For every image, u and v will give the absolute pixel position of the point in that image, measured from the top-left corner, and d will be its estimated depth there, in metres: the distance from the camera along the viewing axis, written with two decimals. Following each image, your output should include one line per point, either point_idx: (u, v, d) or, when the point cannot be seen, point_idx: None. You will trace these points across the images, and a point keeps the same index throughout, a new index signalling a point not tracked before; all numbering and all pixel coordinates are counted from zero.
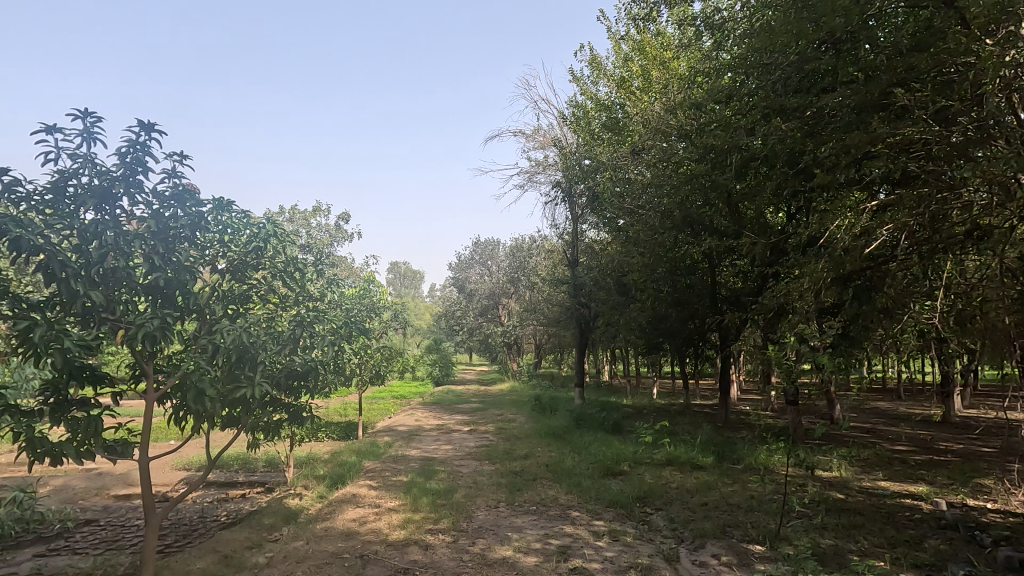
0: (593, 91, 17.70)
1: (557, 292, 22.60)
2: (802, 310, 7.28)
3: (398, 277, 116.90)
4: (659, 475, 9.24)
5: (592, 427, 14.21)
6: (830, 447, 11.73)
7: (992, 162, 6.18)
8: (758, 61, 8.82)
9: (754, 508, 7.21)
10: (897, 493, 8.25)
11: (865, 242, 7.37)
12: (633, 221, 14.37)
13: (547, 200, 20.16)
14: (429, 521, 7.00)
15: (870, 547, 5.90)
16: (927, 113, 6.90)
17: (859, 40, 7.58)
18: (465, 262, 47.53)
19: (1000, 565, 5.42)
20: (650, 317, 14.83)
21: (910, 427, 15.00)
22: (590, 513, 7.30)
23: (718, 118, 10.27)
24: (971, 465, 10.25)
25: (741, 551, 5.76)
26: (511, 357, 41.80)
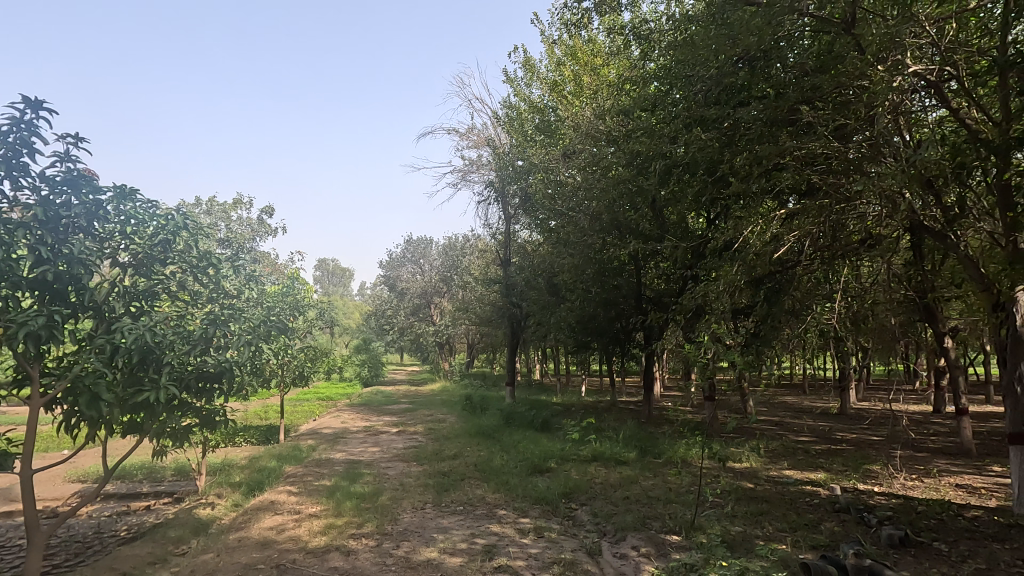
0: (526, 93, 17.90)
1: (489, 292, 22.65)
2: (718, 311, 7.70)
3: (326, 274, 112.79)
4: (585, 471, 9.48)
5: (521, 426, 14.35)
6: (743, 439, 12.50)
7: (883, 177, 6.85)
8: (681, 73, 9.21)
9: (672, 500, 7.53)
10: (799, 481, 8.92)
11: (774, 248, 7.95)
12: (563, 222, 14.72)
13: (480, 199, 20.14)
14: (353, 526, 6.81)
15: (774, 532, 6.34)
16: (828, 130, 7.53)
17: (771, 59, 8.12)
18: (396, 260, 46.80)
19: (883, 543, 5.98)
20: (579, 317, 15.18)
21: (813, 419, 16.29)
22: (517, 510, 7.36)
23: (644, 125, 10.65)
24: (861, 453, 11.27)
25: (659, 541, 6.00)
26: (443, 357, 41.46)
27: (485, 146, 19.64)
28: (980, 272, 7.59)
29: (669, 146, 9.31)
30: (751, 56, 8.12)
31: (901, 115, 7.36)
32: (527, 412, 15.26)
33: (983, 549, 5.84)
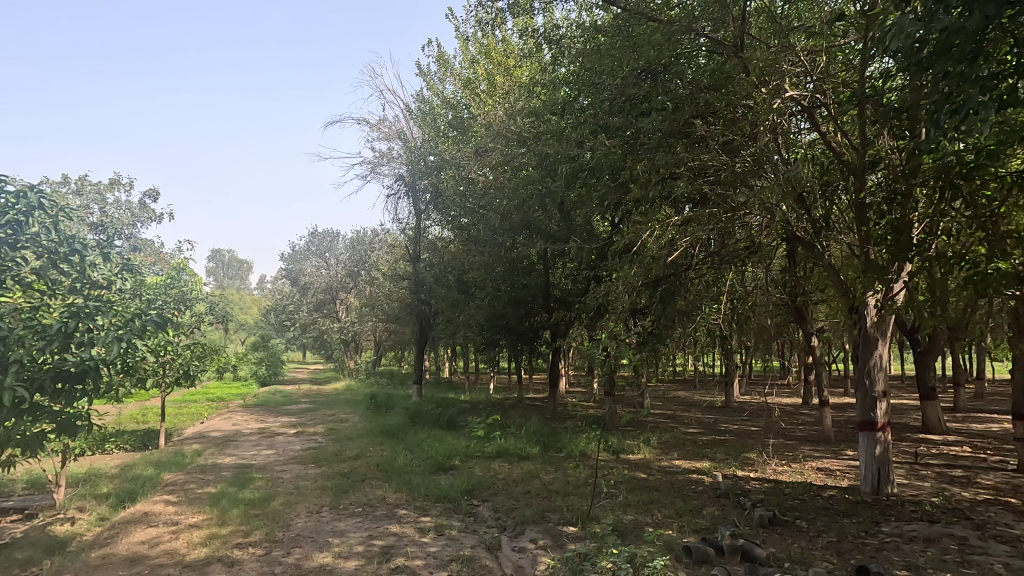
0: (439, 88, 17.70)
1: (397, 289, 22.18)
2: (617, 311, 8.05)
3: (221, 266, 104.76)
4: (489, 468, 9.56)
5: (427, 424, 14.21)
6: (639, 432, 13.21)
7: (765, 191, 7.54)
8: (589, 80, 9.51)
9: (571, 492, 7.80)
10: (687, 470, 9.58)
11: (668, 252, 8.46)
12: (474, 220, 14.84)
13: (390, 192, 19.65)
14: (239, 535, 6.37)
15: (662, 518, 6.76)
16: (718, 144, 8.15)
17: (672, 74, 8.60)
18: (300, 253, 44.52)
19: (755, 523, 6.57)
20: (488, 315, 15.30)
21: (702, 412, 17.56)
22: (418, 509, 7.25)
23: (553, 128, 10.90)
24: (742, 442, 12.32)
25: (556, 533, 6.17)
26: (348, 354, 40.02)
27: (396, 139, 19.18)
28: (840, 278, 8.55)
29: (576, 150, 9.62)
30: (654, 69, 8.60)
31: (780, 135, 8.12)
32: (434, 410, 15.16)
33: (835, 524, 6.59)
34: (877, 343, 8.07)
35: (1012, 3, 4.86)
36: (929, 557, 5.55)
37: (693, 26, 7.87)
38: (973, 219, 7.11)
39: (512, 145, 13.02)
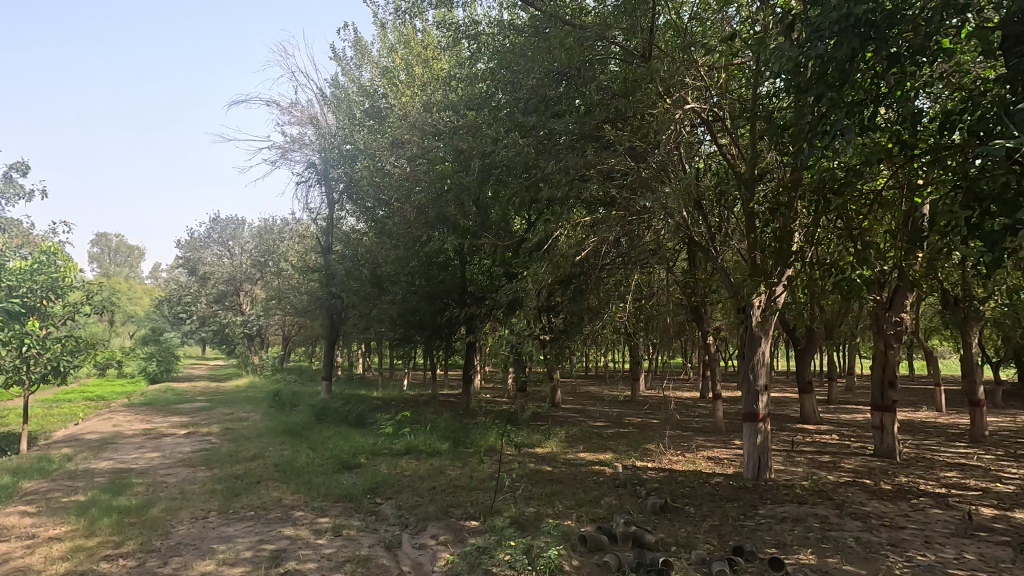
0: (355, 75, 17.12)
1: (306, 282, 21.25)
2: (526, 308, 8.17)
3: (107, 251, 95.15)
4: (395, 465, 9.40)
5: (334, 422, 13.75)
6: (548, 426, 13.53)
7: (666, 196, 7.92)
8: (507, 78, 9.56)
9: (476, 487, 7.83)
10: (590, 462, 9.94)
11: (576, 251, 8.67)
12: (391, 213, 14.50)
13: (300, 179, 18.78)
14: (108, 546, 5.80)
15: (562, 509, 6.96)
16: (626, 149, 8.48)
17: (585, 78, 8.87)
18: (199, 241, 41.39)
19: (647, 511, 6.94)
20: (401, 310, 15.04)
21: (609, 406, 18.33)
22: (316, 510, 6.97)
23: (468, 123, 10.86)
24: (642, 434, 12.98)
25: (457, 528, 6.17)
26: (252, 349, 37.78)
27: (308, 125, 18.36)
28: (731, 281, 9.20)
29: (491, 146, 9.73)
30: (569, 73, 8.95)
31: (681, 145, 8.58)
32: (342, 407, 14.71)
33: (718, 509, 7.10)
34: (761, 342, 8.82)
35: (870, 38, 5.58)
36: (795, 535, 6.12)
37: (603, 33, 8.41)
38: (842, 230, 7.89)
39: (428, 139, 12.82)
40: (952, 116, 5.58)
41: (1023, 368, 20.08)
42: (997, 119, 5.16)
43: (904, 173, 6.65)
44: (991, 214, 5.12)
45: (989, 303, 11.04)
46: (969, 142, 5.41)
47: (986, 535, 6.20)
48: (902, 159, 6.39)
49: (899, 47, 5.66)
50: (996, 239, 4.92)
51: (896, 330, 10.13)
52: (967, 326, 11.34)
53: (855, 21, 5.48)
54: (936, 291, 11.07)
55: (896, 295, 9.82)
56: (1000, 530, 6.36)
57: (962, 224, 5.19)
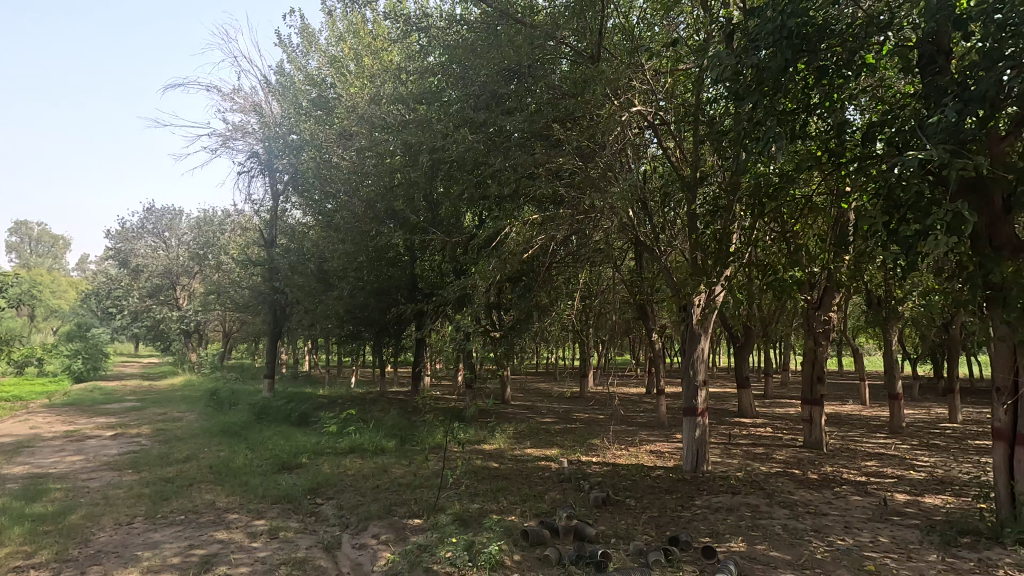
0: (302, 63, 16.60)
1: (247, 276, 20.44)
2: (474, 305, 8.16)
3: (27, 241, 88.43)
4: (338, 464, 9.20)
5: (275, 421, 13.32)
6: (496, 423, 13.58)
7: (613, 195, 8.10)
8: (458, 73, 9.49)
9: (420, 485, 7.77)
10: (536, 458, 10.05)
11: (524, 248, 8.70)
12: (339, 206, 14.17)
13: (242, 169, 18.05)
14: (18, 557, 5.40)
15: (506, 505, 7.00)
16: (574, 149, 8.60)
17: (535, 78, 8.93)
18: (131, 232, 39.09)
19: (590, 504, 7.08)
20: (348, 306, 14.71)
21: (558, 402, 18.59)
22: (251, 513, 6.73)
23: (417, 117, 10.71)
24: (588, 429, 13.22)
25: (399, 527, 6.10)
26: (189, 346, 36.04)
27: (251, 114, 17.65)
28: (674, 280, 9.47)
29: (439, 141, 9.52)
30: (520, 71, 8.96)
31: (628, 146, 8.76)
32: (284, 405, 14.26)
33: (658, 501, 7.32)
34: (700, 338, 9.09)
35: (802, 50, 5.92)
36: (728, 524, 6.39)
37: (553, 33, 8.74)
38: (777, 232, 8.27)
39: (378, 132, 12.54)
40: (874, 128, 5.95)
41: (935, 364, 21.76)
42: (913, 131, 5.55)
43: (832, 180, 7.05)
44: (906, 219, 5.50)
45: (906, 304, 11.86)
46: (888, 153, 5.79)
47: (899, 518, 6.68)
48: (830, 167, 6.76)
49: (828, 61, 6.03)
50: (910, 244, 5.30)
51: (824, 328, 10.72)
52: (887, 325, 12.14)
53: (788, 33, 5.79)
54: (862, 292, 11.80)
55: (825, 295, 10.46)
56: (911, 514, 6.87)
57: (881, 229, 5.55)
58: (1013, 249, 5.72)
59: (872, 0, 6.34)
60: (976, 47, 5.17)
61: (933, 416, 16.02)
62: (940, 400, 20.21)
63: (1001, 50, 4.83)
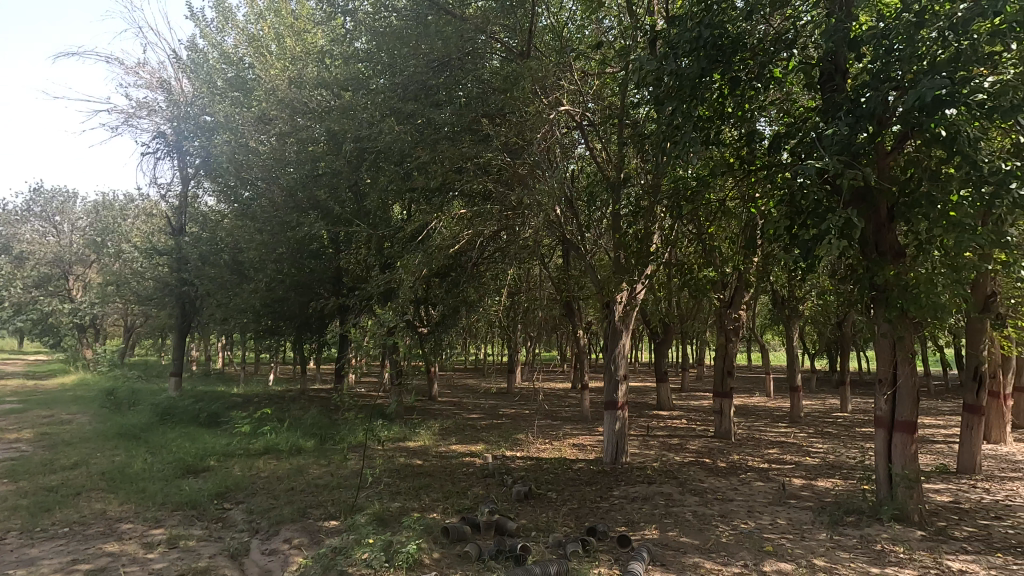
0: (216, 40, 15.53)
1: (151, 266, 18.91)
2: (398, 300, 7.96)
3: None
4: (250, 466, 8.71)
5: (181, 422, 12.43)
6: (421, 420, 13.39)
7: (540, 192, 8.17)
8: (385, 61, 9.21)
9: (338, 486, 7.50)
10: (461, 454, 10.00)
11: (451, 243, 8.58)
12: (256, 194, 13.41)
13: (147, 150, 16.65)
14: None
15: (428, 502, 6.90)
16: (502, 145, 8.59)
17: (464, 71, 8.82)
18: (13, 215, 35.06)
19: (512, 499, 7.13)
20: (265, 299, 13.96)
21: (485, 398, 18.62)
22: (148, 522, 6.22)
23: (341, 104, 10.30)
24: (514, 425, 13.34)
25: (313, 530, 5.86)
26: (83, 343, 32.89)
27: (158, 91, 16.31)
28: (598, 278, 9.70)
29: (365, 130, 9.20)
30: (450, 63, 8.81)
31: (555, 145, 8.85)
32: (192, 405, 13.34)
33: (578, 493, 7.48)
34: (622, 334, 9.36)
35: (718, 61, 6.25)
36: (644, 513, 6.64)
37: (483, 26, 8.76)
38: (694, 233, 8.65)
39: (299, 117, 11.97)
40: (780, 138, 6.36)
41: (830, 358, 23.72)
42: (813, 143, 5.97)
43: (742, 186, 7.47)
44: (806, 224, 5.92)
45: (806, 303, 12.85)
46: (792, 161, 6.19)
47: (795, 501, 7.23)
48: (741, 173, 7.15)
49: (742, 72, 6.40)
50: (809, 247, 5.69)
51: (735, 325, 11.39)
52: (790, 323, 13.09)
53: (704, 43, 6.10)
54: (769, 292, 12.65)
55: (736, 294, 11.08)
56: (805, 496, 7.45)
57: (784, 232, 5.93)
58: (895, 254, 6.27)
59: (779, 19, 6.78)
60: (867, 68, 5.67)
61: (827, 407, 17.48)
62: (834, 391, 22.14)
63: (887, 72, 5.30)
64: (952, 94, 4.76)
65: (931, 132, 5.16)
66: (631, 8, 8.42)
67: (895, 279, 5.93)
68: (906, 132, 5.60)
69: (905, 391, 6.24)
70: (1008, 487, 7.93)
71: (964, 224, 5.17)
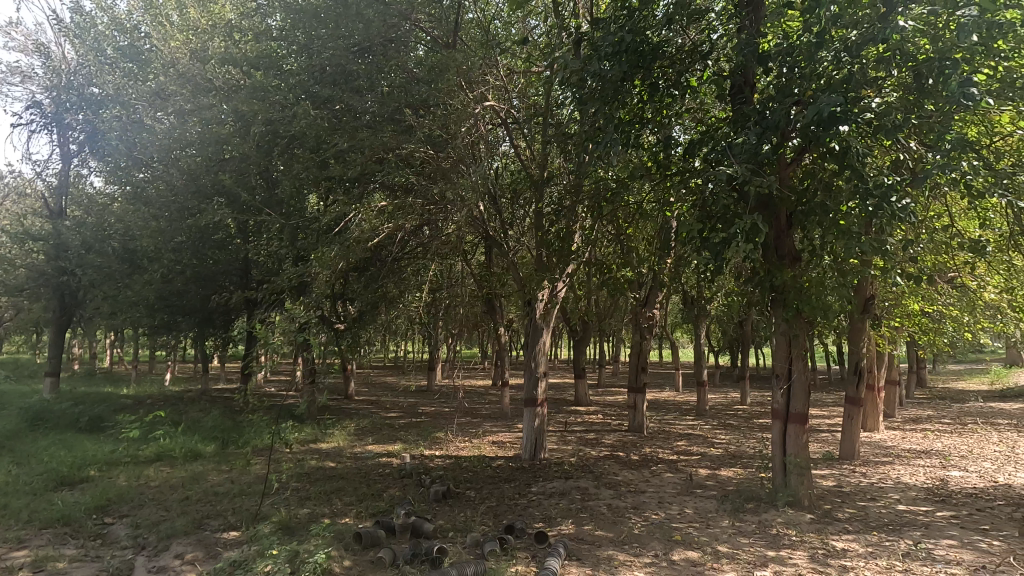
0: (106, 3, 13.99)
1: (23, 252, 16.76)
2: (311, 294, 7.53)
3: None
4: (138, 475, 7.93)
5: (57, 428, 11.12)
6: (335, 420, 12.85)
7: (463, 187, 8.03)
8: (301, 41, 8.68)
9: (240, 493, 6.98)
10: (377, 454, 9.67)
11: (369, 237, 8.23)
12: (151, 176, 12.21)
13: (19, 121, 14.71)
14: None
15: (340, 507, 6.58)
16: (425, 138, 8.35)
17: (387, 58, 8.47)
18: None
19: (430, 500, 6.96)
20: (161, 292, 12.79)
21: (404, 397, 18.21)
22: (9, 543, 5.47)
23: (251, 83, 9.59)
24: (433, 423, 13.11)
25: (210, 542, 5.39)
26: None
27: (34, 55, 14.45)
28: (520, 276, 9.72)
29: (277, 113, 8.62)
30: (371, 48, 8.46)
31: (480, 140, 8.85)
32: (71, 408, 11.96)
33: (497, 491, 7.45)
34: (543, 332, 9.43)
35: (639, 66, 6.41)
36: (562, 508, 6.71)
37: (407, 14, 8.53)
38: (613, 235, 8.86)
39: (203, 95, 11.04)
40: (694, 145, 6.61)
41: (732, 355, 25.40)
42: (723, 151, 6.26)
43: (658, 190, 7.70)
44: (715, 228, 6.18)
45: (713, 303, 13.62)
46: (704, 168, 6.47)
47: (700, 491, 7.63)
48: (658, 177, 7.39)
49: (661, 80, 6.59)
50: (718, 250, 5.93)
51: (649, 324, 11.84)
52: (698, 321, 13.84)
53: (626, 48, 6.24)
54: (680, 292, 13.27)
55: (650, 293, 11.53)
56: (710, 486, 7.88)
57: (696, 236, 6.16)
58: (792, 259, 6.72)
59: (696, 32, 7.08)
60: (773, 83, 6.01)
61: (729, 400, 18.68)
62: (735, 385, 23.75)
63: (791, 87, 5.65)
64: (845, 112, 5.10)
65: (827, 146, 5.57)
66: (557, 9, 8.51)
67: (792, 282, 6.37)
68: (805, 145, 6.02)
69: (798, 385, 6.75)
70: (880, 470, 8.83)
71: (851, 233, 5.61)
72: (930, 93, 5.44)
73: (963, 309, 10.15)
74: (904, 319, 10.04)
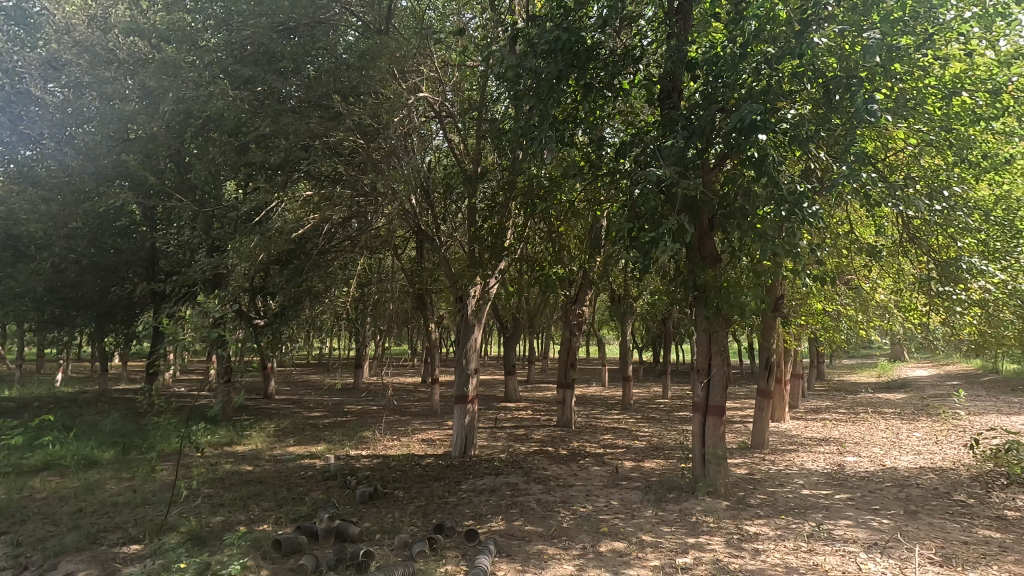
0: None
1: None
2: (228, 287, 7.04)
3: None
4: (21, 486, 7.11)
5: None
6: (254, 421, 12.14)
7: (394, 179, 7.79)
8: (219, 15, 8.07)
9: (144, 502, 6.43)
10: (299, 456, 9.22)
11: (292, 228, 7.80)
12: (39, 154, 10.95)
13: None
14: None
15: (258, 513, 6.21)
16: (354, 127, 8.02)
17: (314, 40, 8.04)
18: None
19: (356, 501, 6.73)
20: (52, 284, 11.53)
21: (329, 395, 17.53)
22: None
23: (160, 57, 8.81)
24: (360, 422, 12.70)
25: (107, 558, 4.92)
26: None
27: None
28: (452, 271, 9.58)
29: (189, 91, 7.96)
30: (297, 29, 8.00)
31: (412, 132, 8.72)
32: None
33: (426, 490, 7.31)
34: (474, 328, 9.34)
35: (574, 65, 6.47)
36: (491, 505, 6.69)
37: None
38: (545, 232, 8.91)
39: (103, 67, 10.03)
40: (625, 146, 6.76)
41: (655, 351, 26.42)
42: (653, 154, 6.45)
43: (590, 190, 7.81)
44: (644, 228, 6.34)
45: (638, 301, 14.10)
46: (635, 169, 6.63)
47: (626, 482, 7.87)
48: (589, 177, 7.50)
49: (596, 81, 6.70)
50: (647, 250, 6.07)
51: (579, 320, 12.06)
52: (624, 318, 14.28)
53: (562, 47, 6.30)
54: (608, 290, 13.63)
55: (581, 291, 11.74)
56: (635, 477, 8.16)
57: (626, 235, 6.29)
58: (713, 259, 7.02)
59: (629, 36, 7.24)
60: (700, 90, 6.25)
61: (652, 395, 19.45)
62: (657, 380, 24.75)
63: (716, 95, 5.91)
64: (764, 121, 5.39)
65: (748, 153, 5.87)
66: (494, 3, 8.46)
67: (713, 280, 6.66)
68: (726, 151, 6.30)
69: (718, 379, 7.08)
70: (787, 458, 9.51)
71: (768, 235, 5.93)
72: (837, 108, 5.88)
73: (858, 308, 11.07)
74: (808, 318, 10.83)
